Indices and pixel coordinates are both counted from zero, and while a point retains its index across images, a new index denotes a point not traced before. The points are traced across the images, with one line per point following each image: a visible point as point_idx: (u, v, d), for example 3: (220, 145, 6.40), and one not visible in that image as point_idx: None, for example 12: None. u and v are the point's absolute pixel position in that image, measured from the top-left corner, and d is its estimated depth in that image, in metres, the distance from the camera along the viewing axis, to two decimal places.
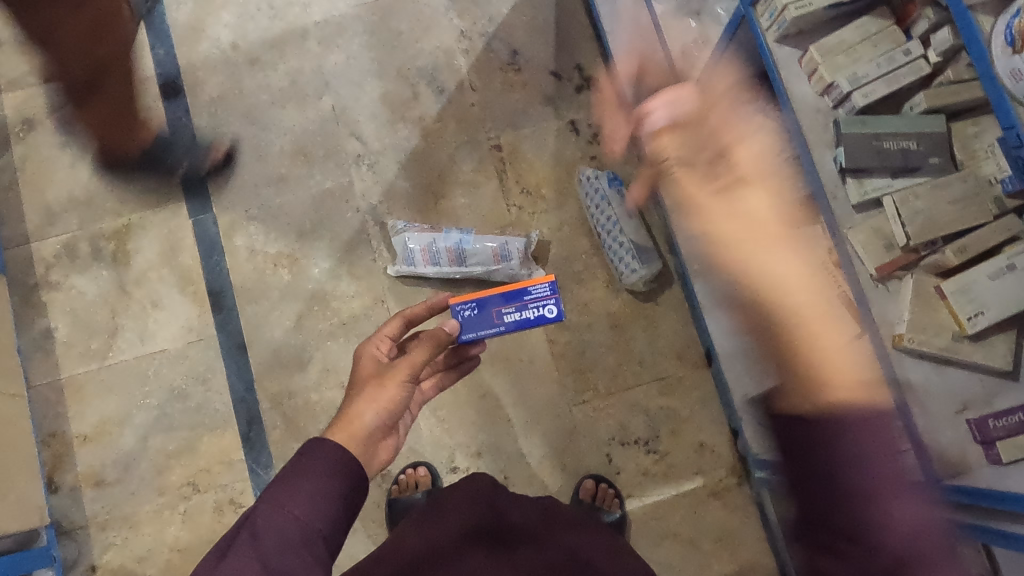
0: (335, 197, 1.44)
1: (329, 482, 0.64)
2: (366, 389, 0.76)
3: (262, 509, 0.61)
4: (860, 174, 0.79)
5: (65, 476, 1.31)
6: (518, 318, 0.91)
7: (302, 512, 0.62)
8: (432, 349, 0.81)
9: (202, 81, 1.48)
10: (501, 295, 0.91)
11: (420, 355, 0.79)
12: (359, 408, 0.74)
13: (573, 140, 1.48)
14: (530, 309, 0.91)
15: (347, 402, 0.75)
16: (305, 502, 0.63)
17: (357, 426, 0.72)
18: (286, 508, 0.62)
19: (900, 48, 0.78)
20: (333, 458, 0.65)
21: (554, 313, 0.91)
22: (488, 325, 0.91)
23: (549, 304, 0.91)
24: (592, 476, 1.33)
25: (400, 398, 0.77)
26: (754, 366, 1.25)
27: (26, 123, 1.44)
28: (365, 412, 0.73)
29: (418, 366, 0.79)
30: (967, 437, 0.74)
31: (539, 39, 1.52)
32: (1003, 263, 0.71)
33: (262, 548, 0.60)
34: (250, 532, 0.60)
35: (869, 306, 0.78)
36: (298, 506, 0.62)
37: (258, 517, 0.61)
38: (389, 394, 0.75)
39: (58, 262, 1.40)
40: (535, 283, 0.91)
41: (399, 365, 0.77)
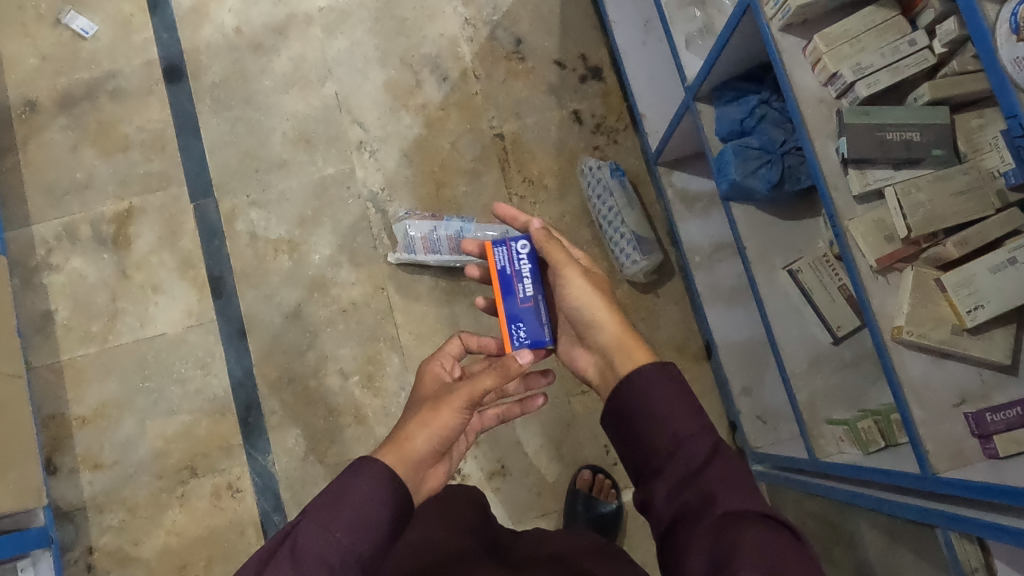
0: (337, 183, 1.44)
1: (375, 504, 0.61)
2: (422, 413, 0.74)
3: (304, 526, 0.58)
4: (862, 165, 0.77)
5: (64, 458, 1.32)
6: (531, 281, 0.86)
7: (341, 535, 0.58)
8: (498, 379, 0.76)
9: (205, 65, 1.47)
10: (504, 296, 0.85)
11: (483, 382, 0.75)
12: (413, 431, 0.72)
13: (576, 130, 1.48)
14: (523, 267, 0.86)
15: (401, 427, 0.73)
16: (346, 522, 0.59)
17: (408, 448, 0.69)
18: (326, 528, 0.58)
19: (905, 39, 0.77)
20: (379, 483, 0.61)
21: (530, 246, 0.86)
22: (535, 313, 0.85)
23: (518, 246, 0.86)
24: (590, 467, 1.34)
25: (456, 425, 0.74)
26: (754, 362, 1.24)
27: (29, 106, 1.44)
28: (417, 436, 0.71)
29: (479, 395, 0.75)
30: (964, 431, 0.72)
31: (544, 28, 1.52)
32: (1004, 256, 0.70)
33: (299, 567, 0.57)
34: (291, 547, 0.58)
35: (869, 297, 0.76)
36: (342, 530, 0.59)
37: (299, 534, 0.58)
38: (443, 419, 0.73)
39: (59, 245, 1.40)
40: (495, 258, 0.86)
41: (458, 391, 0.75)
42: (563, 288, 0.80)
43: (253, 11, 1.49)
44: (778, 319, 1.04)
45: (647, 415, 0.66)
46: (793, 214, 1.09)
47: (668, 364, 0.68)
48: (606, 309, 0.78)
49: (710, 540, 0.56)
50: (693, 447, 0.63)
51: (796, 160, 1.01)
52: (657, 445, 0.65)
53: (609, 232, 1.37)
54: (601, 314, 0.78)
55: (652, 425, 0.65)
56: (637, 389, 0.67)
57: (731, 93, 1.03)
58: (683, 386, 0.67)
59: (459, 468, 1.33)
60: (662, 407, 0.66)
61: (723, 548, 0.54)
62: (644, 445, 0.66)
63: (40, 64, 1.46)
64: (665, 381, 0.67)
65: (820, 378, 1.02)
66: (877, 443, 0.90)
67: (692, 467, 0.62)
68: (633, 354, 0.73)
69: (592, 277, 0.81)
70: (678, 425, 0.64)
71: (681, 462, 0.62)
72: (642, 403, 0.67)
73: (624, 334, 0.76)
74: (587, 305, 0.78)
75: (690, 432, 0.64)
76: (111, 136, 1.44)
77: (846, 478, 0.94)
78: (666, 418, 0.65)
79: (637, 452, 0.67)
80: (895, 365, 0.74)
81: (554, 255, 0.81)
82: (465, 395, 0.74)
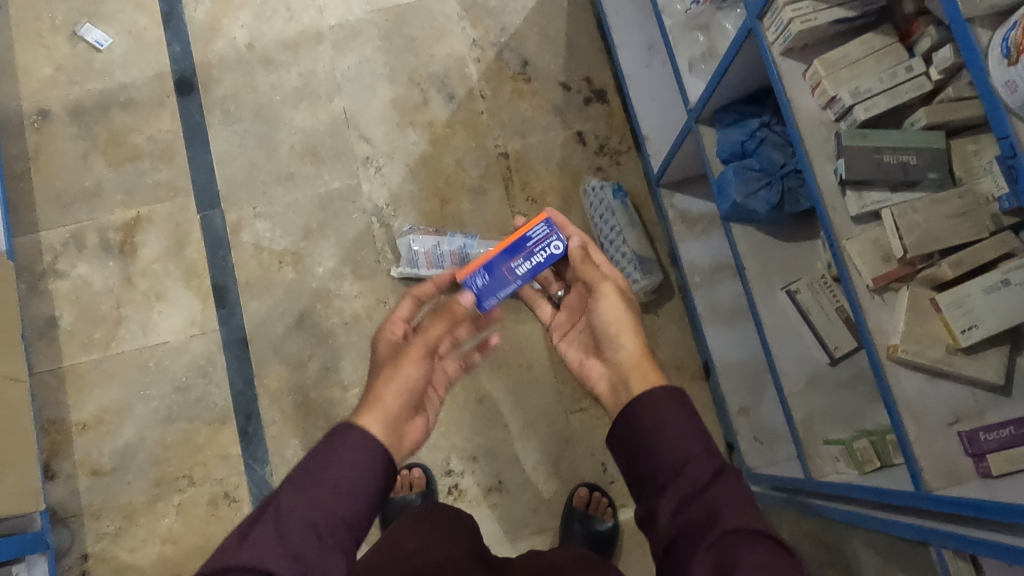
0: (342, 197, 1.46)
1: (363, 464, 0.61)
2: (384, 370, 0.74)
3: (287, 492, 0.59)
4: (859, 186, 0.79)
5: (63, 464, 1.32)
6: (531, 266, 0.86)
7: (327, 498, 0.59)
8: (446, 325, 0.81)
9: (216, 78, 1.50)
10: (505, 252, 0.87)
11: (434, 330, 0.80)
12: (380, 390, 0.72)
13: (580, 150, 1.50)
14: (537, 254, 0.86)
15: (370, 386, 0.74)
16: (330, 485, 0.59)
17: (382, 406, 0.70)
18: (311, 491, 0.59)
19: (903, 65, 0.79)
20: (360, 444, 0.62)
21: (562, 249, 0.86)
22: (502, 281, 0.87)
23: (553, 241, 0.86)
24: (587, 485, 1.34)
25: (422, 373, 0.76)
26: (752, 383, 1.26)
27: (41, 114, 1.46)
28: (385, 394, 0.72)
29: (434, 342, 0.79)
30: (957, 449, 0.73)
31: (550, 50, 1.55)
32: (998, 277, 0.72)
33: (284, 532, 0.56)
34: (274, 515, 0.57)
35: (866, 316, 0.78)
36: (324, 494, 0.59)
37: (283, 500, 0.58)
38: (406, 371, 0.74)
39: (65, 252, 1.41)
40: (532, 227, 0.87)
41: (414, 342, 0.77)
42: (597, 301, 0.81)
43: (265, 28, 1.52)
44: (777, 338, 1.05)
45: (652, 434, 0.66)
46: (793, 236, 1.10)
47: (677, 389, 0.68)
48: (631, 328, 0.79)
49: (715, 557, 0.56)
50: (699, 466, 0.63)
51: (796, 182, 1.03)
52: (663, 460, 0.65)
53: (611, 251, 1.39)
54: (625, 333, 0.78)
55: (660, 441, 0.66)
56: (643, 408, 0.68)
57: (733, 116, 1.05)
58: (690, 408, 0.67)
59: (456, 483, 1.34)
60: (670, 426, 0.66)
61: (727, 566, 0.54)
62: (648, 464, 0.66)
63: (54, 74, 1.48)
64: (672, 400, 0.67)
65: (817, 398, 1.03)
66: (873, 463, 0.91)
67: (697, 486, 0.62)
68: (647, 376, 0.74)
69: (625, 291, 0.83)
70: (684, 445, 0.64)
71: (686, 480, 0.62)
72: (649, 419, 0.67)
73: (642, 355, 0.76)
74: (614, 321, 0.79)
75: (696, 452, 0.64)
76: (121, 146, 1.46)
77: (842, 497, 0.95)
78: (673, 438, 0.65)
79: (642, 469, 0.67)
80: (891, 383, 0.75)
81: (587, 269, 0.83)
82: (423, 343, 0.77)
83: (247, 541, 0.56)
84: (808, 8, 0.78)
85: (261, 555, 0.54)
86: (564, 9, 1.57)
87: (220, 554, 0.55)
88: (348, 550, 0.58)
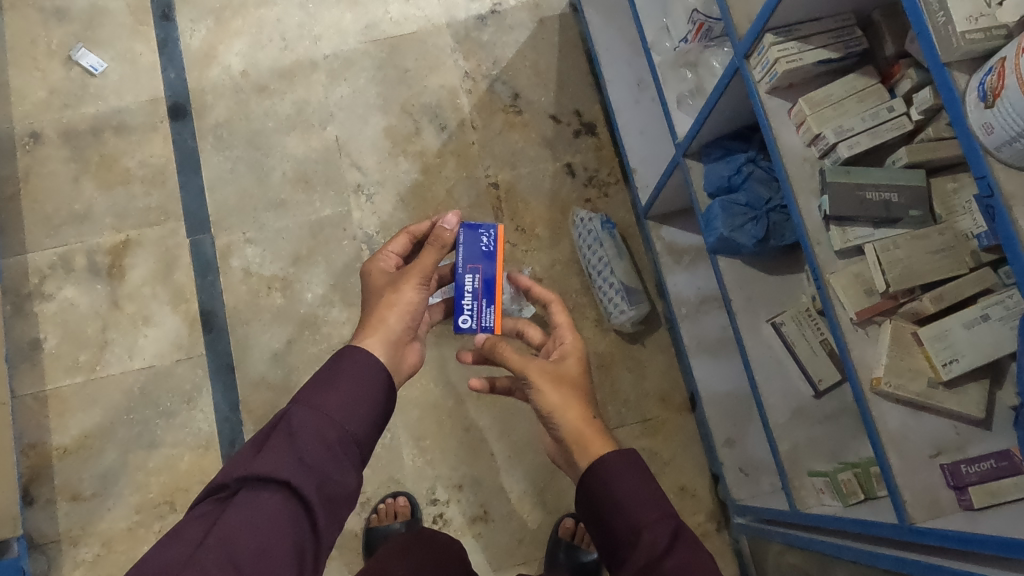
0: (333, 224, 1.47)
1: (365, 392, 0.73)
2: (385, 297, 0.86)
3: (299, 411, 0.69)
4: (843, 222, 0.81)
5: (42, 488, 1.30)
6: (465, 292, 0.95)
7: (337, 415, 0.70)
8: (439, 254, 0.90)
9: (210, 104, 1.51)
10: (492, 274, 0.96)
11: (429, 259, 0.88)
12: (383, 314, 0.84)
13: (569, 182, 1.52)
14: (468, 304, 0.95)
15: (372, 310, 0.86)
16: (339, 406, 0.71)
17: (384, 328, 0.83)
18: (322, 411, 0.70)
19: (884, 105, 0.82)
20: (365, 368, 0.75)
21: (467, 327, 0.95)
22: (464, 261, 0.95)
23: (471, 322, 0.95)
24: (573, 515, 1.34)
25: (420, 300, 0.87)
26: (737, 416, 1.26)
27: (33, 137, 1.47)
28: (388, 317, 0.84)
29: (430, 270, 0.88)
30: (940, 481, 0.74)
31: (540, 84, 1.57)
32: (977, 313, 0.74)
33: (298, 442, 0.67)
34: (287, 428, 0.68)
35: (849, 348, 0.79)
36: (332, 410, 0.70)
37: (294, 416, 0.69)
38: (406, 297, 0.86)
39: (52, 274, 1.41)
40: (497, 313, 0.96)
41: (410, 273, 0.87)
42: (532, 394, 0.83)
43: (260, 56, 1.54)
44: (763, 371, 1.06)
45: (611, 505, 0.70)
46: (778, 269, 1.12)
47: (628, 452, 0.72)
48: (569, 406, 0.81)
49: None
50: (654, 535, 0.66)
51: (781, 217, 1.04)
52: (622, 532, 0.68)
53: (599, 281, 1.40)
54: (561, 413, 0.80)
55: (617, 513, 0.69)
56: (601, 476, 0.71)
57: (720, 151, 1.08)
58: (645, 476, 0.70)
59: (441, 512, 1.34)
60: (627, 495, 0.69)
61: None
62: (613, 533, 0.69)
63: (47, 97, 1.49)
64: (629, 469, 0.71)
65: (801, 430, 1.03)
66: (857, 495, 0.92)
67: (655, 554, 0.65)
68: (591, 446, 0.76)
69: (553, 371, 0.84)
70: (641, 513, 0.68)
71: (644, 549, 0.65)
72: (607, 490, 0.70)
73: (582, 427, 0.78)
74: (550, 406, 0.81)
75: (650, 520, 0.67)
76: (112, 169, 1.47)
77: (825, 529, 0.96)
78: (631, 508, 0.68)
79: (607, 537, 0.70)
80: (874, 416, 0.76)
81: (509, 358, 0.85)
82: (419, 273, 0.87)
83: (266, 450, 0.66)
84: (793, 48, 0.81)
85: (281, 465, 0.65)
86: (555, 44, 1.60)
87: (242, 461, 0.66)
88: (355, 461, 0.71)
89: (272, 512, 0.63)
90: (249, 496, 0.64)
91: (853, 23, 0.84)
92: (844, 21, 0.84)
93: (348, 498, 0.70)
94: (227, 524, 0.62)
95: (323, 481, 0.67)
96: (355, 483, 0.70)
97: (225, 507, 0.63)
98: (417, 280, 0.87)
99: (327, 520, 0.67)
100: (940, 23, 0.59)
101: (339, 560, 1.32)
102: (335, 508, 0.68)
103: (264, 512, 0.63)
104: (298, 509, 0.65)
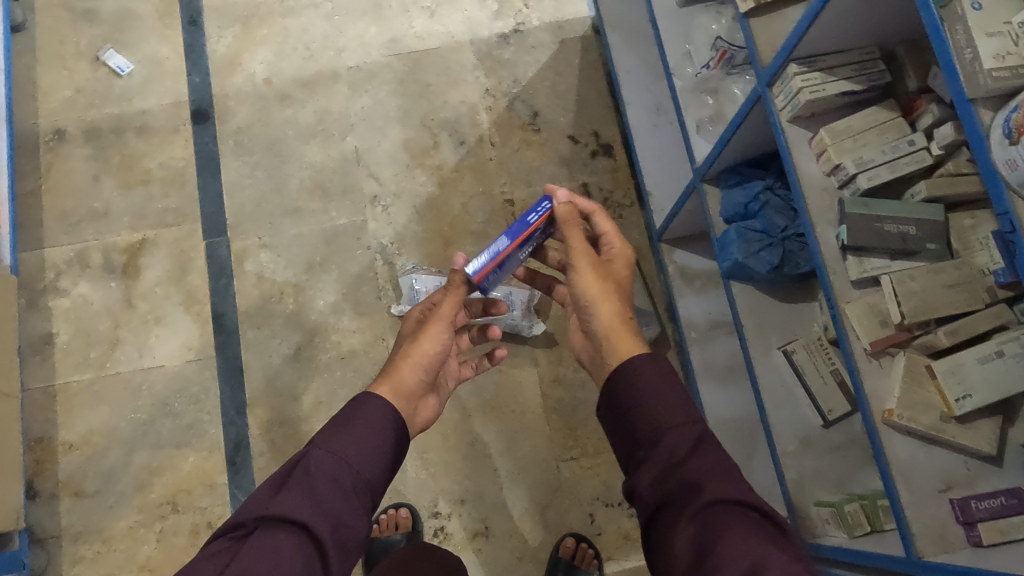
0: (347, 233, 1.48)
1: (381, 437, 0.74)
2: (406, 345, 0.88)
3: (315, 454, 0.70)
4: (861, 252, 0.81)
5: (46, 483, 1.31)
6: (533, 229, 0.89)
7: (352, 460, 0.71)
8: (459, 297, 0.89)
9: (232, 110, 1.53)
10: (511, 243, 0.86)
11: (449, 308, 0.89)
12: (401, 362, 0.86)
13: (584, 201, 1.53)
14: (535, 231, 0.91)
15: (394, 359, 0.87)
16: (354, 450, 0.72)
17: (398, 380, 0.84)
18: (338, 455, 0.71)
19: (905, 138, 0.82)
20: (381, 412, 0.75)
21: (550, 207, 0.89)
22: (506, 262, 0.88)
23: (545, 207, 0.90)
24: (574, 535, 1.33)
25: (439, 348, 0.88)
26: (743, 443, 1.26)
27: (56, 134, 1.49)
28: (406, 368, 0.86)
29: (454, 319, 0.89)
30: (948, 516, 0.73)
31: (560, 104, 1.59)
32: (992, 348, 0.74)
33: (313, 484, 0.68)
34: (304, 470, 0.69)
35: (862, 379, 0.78)
36: (349, 454, 0.71)
37: (311, 459, 0.70)
38: (424, 348, 0.87)
39: (68, 269, 1.42)
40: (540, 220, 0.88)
41: (435, 322, 0.88)
42: (574, 278, 0.87)
43: (284, 65, 1.56)
44: (771, 399, 1.06)
45: (634, 405, 0.72)
46: (791, 297, 1.12)
47: (658, 357, 0.75)
48: (604, 301, 0.84)
49: (697, 531, 0.62)
50: (678, 437, 0.68)
51: (796, 245, 1.05)
52: (643, 433, 0.71)
53: None
54: (597, 305, 0.84)
55: (641, 413, 0.72)
56: (629, 377, 0.74)
57: (738, 178, 1.08)
58: (670, 379, 0.73)
59: (442, 526, 1.33)
60: (652, 399, 0.72)
61: (709, 536, 0.60)
62: (633, 433, 0.72)
63: (73, 96, 1.51)
64: (655, 369, 0.74)
65: (809, 459, 1.03)
66: (863, 527, 0.91)
67: (675, 457, 0.67)
68: (620, 347, 0.80)
69: (602, 266, 0.88)
70: (663, 415, 0.70)
71: (665, 452, 0.68)
72: (629, 384, 0.74)
73: (614, 324, 0.83)
74: (589, 295, 0.85)
75: (675, 424, 0.69)
76: (132, 169, 1.48)
77: (829, 560, 0.95)
78: (654, 410, 0.71)
79: (625, 438, 0.73)
80: (885, 447, 0.76)
81: (571, 234, 0.88)
82: (442, 324, 0.88)
83: (283, 492, 0.67)
84: (817, 79, 0.81)
85: (296, 507, 0.66)
86: (576, 65, 1.62)
87: (259, 502, 0.67)
88: (368, 508, 0.71)
89: (286, 553, 0.63)
90: (264, 537, 0.64)
91: (877, 56, 0.85)
92: (868, 54, 0.85)
93: (359, 544, 0.70)
94: (242, 564, 0.62)
95: (337, 526, 0.67)
96: (367, 528, 0.71)
97: (241, 546, 0.64)
98: (440, 330, 0.88)
99: (340, 567, 0.67)
100: (967, 60, 0.60)
101: None
102: (346, 555, 0.68)
103: (278, 551, 0.63)
104: (312, 551, 0.65)
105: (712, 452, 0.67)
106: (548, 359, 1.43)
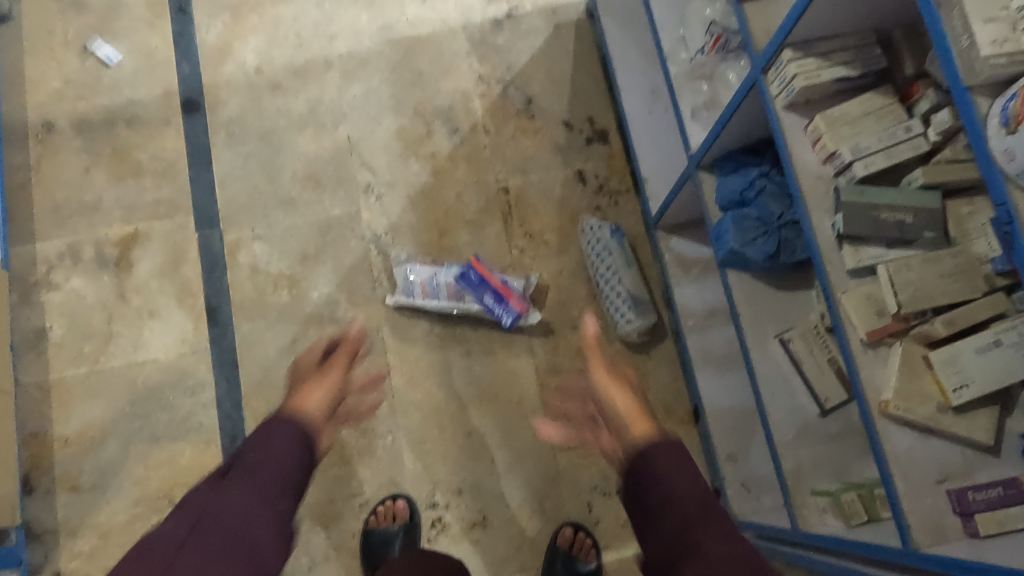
0: (341, 224, 1.46)
1: (293, 459, 0.75)
2: (311, 378, 0.87)
3: (203, 492, 0.71)
4: (857, 242, 0.80)
5: (42, 478, 1.30)
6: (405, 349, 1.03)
7: (265, 486, 0.71)
8: (346, 351, 0.91)
9: (223, 100, 1.51)
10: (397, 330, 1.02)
11: (337, 369, 0.89)
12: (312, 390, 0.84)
13: (580, 189, 1.52)
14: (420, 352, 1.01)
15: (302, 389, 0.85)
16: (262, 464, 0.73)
17: (310, 400, 0.82)
18: (243, 492, 0.70)
19: (901, 125, 0.80)
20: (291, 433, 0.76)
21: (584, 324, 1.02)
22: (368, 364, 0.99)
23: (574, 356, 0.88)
24: (572, 523, 1.33)
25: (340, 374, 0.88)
26: (741, 432, 1.26)
27: (46, 126, 1.47)
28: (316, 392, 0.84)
29: (347, 363, 0.90)
30: (945, 507, 0.73)
31: (554, 90, 1.57)
32: (990, 338, 0.72)
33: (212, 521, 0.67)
34: (203, 502, 0.70)
35: (858, 370, 0.78)
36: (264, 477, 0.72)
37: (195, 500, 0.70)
38: (328, 380, 0.86)
39: (60, 263, 1.41)
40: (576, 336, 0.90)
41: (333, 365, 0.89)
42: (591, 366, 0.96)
43: (275, 53, 1.54)
44: (768, 389, 1.05)
45: (652, 481, 0.79)
46: (790, 285, 1.11)
47: (670, 437, 0.82)
48: (621, 389, 0.92)
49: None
50: (687, 507, 0.75)
51: (792, 233, 1.03)
52: (656, 502, 0.78)
53: (605, 289, 1.40)
54: (612, 389, 0.93)
55: (654, 484, 0.78)
56: (646, 455, 0.80)
57: (733, 165, 1.07)
58: (685, 458, 0.80)
59: (440, 516, 1.33)
60: (666, 473, 0.78)
61: None
62: (646, 504, 0.79)
63: (62, 88, 1.49)
64: (671, 449, 0.80)
65: (806, 448, 1.02)
66: (860, 517, 0.91)
67: (688, 518, 0.75)
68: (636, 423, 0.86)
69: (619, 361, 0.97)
70: (675, 486, 0.77)
71: (678, 515, 0.75)
72: (647, 468, 0.80)
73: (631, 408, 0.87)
74: (607, 381, 0.93)
75: (685, 492, 0.77)
76: (124, 162, 1.47)
77: (824, 549, 0.95)
78: (667, 480, 0.78)
79: (641, 510, 0.80)
80: (882, 439, 0.75)
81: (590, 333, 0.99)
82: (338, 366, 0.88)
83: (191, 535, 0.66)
84: (812, 65, 0.80)
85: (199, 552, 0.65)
86: (571, 50, 1.60)
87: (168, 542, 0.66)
88: (283, 542, 0.71)
89: None
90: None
91: (874, 41, 0.83)
92: (865, 38, 0.83)
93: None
94: None
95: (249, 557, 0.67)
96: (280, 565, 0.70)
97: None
98: (338, 370, 0.89)
99: None
100: (964, 45, 0.59)
101: (337, 561, 1.31)
102: None
103: None
104: None
105: (719, 520, 0.74)
106: (544, 349, 1.42)
